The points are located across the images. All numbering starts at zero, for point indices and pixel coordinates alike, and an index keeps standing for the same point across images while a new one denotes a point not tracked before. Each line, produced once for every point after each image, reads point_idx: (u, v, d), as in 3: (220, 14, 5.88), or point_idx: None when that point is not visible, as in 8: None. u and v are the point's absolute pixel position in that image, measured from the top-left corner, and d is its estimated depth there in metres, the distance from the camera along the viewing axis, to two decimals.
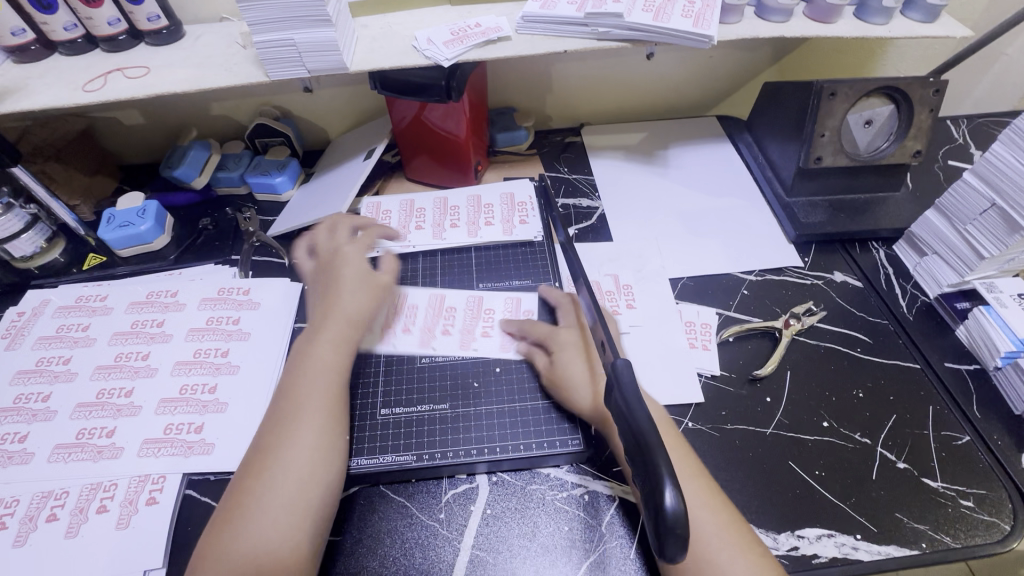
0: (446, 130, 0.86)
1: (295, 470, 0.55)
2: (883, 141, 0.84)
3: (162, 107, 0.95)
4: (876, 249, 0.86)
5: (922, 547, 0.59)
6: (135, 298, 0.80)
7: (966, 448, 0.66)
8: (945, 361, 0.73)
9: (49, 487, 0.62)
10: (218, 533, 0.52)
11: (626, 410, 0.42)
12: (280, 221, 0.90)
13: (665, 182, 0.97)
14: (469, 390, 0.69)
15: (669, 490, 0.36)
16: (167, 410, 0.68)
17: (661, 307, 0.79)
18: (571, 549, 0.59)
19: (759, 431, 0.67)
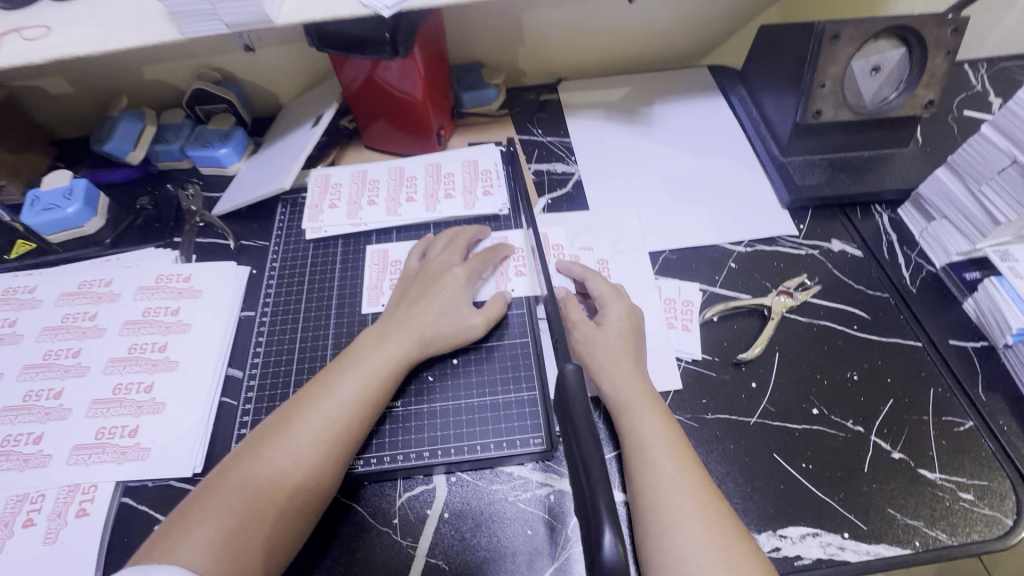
0: (401, 90, 0.76)
1: (311, 451, 0.51)
2: (892, 90, 0.75)
3: (87, 72, 0.85)
4: (879, 213, 0.78)
5: (914, 546, 0.54)
6: (65, 289, 0.73)
7: (968, 434, 0.60)
8: (949, 338, 0.66)
9: None
10: (181, 524, 0.46)
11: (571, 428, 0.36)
12: (226, 198, 0.82)
13: (648, 143, 0.88)
14: (423, 385, 0.63)
15: (606, 532, 0.30)
16: (99, 413, 0.63)
17: (639, 285, 0.72)
18: (535, 555, 0.54)
19: (742, 421, 0.62)
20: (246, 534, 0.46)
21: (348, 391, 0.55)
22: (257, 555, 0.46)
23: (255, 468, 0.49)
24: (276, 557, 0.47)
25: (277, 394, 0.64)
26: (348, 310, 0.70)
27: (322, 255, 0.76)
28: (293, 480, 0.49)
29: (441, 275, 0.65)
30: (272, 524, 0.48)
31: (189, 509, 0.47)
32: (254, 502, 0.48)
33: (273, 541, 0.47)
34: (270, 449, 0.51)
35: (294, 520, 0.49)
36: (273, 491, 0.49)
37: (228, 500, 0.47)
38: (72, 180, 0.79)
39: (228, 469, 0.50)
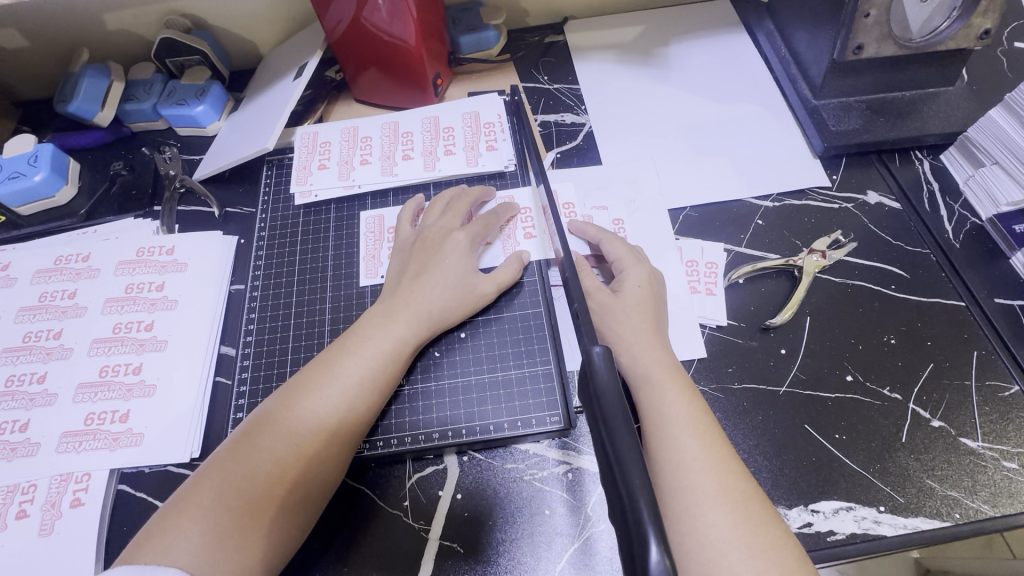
0: (392, 35, 0.68)
1: (312, 441, 0.48)
2: (942, 20, 0.66)
3: (39, 23, 0.76)
4: (920, 159, 0.71)
5: (954, 518, 0.51)
6: (41, 266, 0.68)
7: (1014, 400, 0.56)
8: (994, 297, 0.61)
9: (12, 481, 0.55)
10: (176, 517, 0.44)
11: (604, 419, 0.33)
12: (207, 161, 0.75)
13: (665, 88, 0.80)
14: (430, 361, 0.59)
15: (653, 543, 0.27)
16: (86, 397, 0.59)
17: (658, 245, 0.67)
18: (555, 536, 0.51)
19: (771, 390, 0.58)
20: (243, 532, 0.44)
21: (351, 375, 0.51)
22: (254, 554, 0.44)
23: (252, 460, 0.46)
24: (276, 552, 0.45)
25: (274, 373, 0.60)
26: (345, 280, 0.65)
27: (313, 222, 0.70)
28: (293, 472, 0.47)
29: (443, 243, 0.60)
30: (271, 520, 0.45)
31: (182, 500, 0.45)
32: (250, 497, 0.45)
33: (273, 537, 0.45)
34: (267, 439, 0.47)
35: (294, 515, 0.46)
36: (272, 485, 0.46)
37: (224, 493, 0.45)
38: (36, 145, 0.73)
39: (224, 459, 0.47)
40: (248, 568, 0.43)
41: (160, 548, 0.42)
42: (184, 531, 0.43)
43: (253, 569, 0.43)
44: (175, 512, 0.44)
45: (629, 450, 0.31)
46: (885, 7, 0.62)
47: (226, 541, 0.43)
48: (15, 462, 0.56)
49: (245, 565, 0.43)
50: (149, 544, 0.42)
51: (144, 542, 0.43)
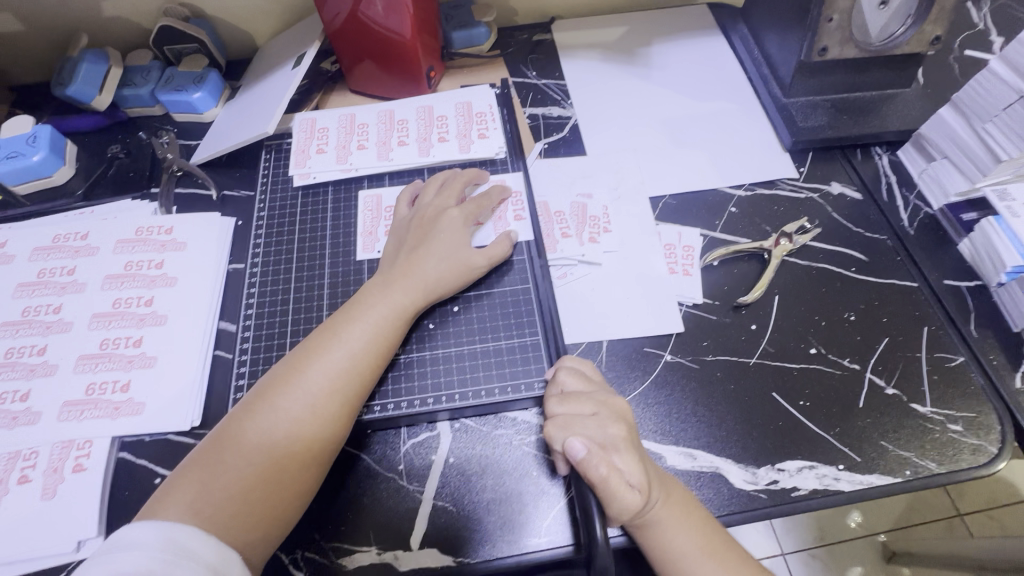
0: (389, 28, 0.72)
1: (325, 400, 0.51)
2: (899, 26, 0.72)
3: (39, 7, 0.78)
4: (879, 155, 0.77)
5: (905, 474, 0.56)
6: (38, 244, 0.69)
7: (959, 369, 0.61)
8: (944, 278, 0.67)
9: (15, 448, 0.56)
10: (199, 472, 0.47)
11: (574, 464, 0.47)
12: (205, 145, 0.77)
13: (647, 85, 0.85)
14: (425, 332, 0.62)
15: None
16: (87, 368, 0.61)
17: (640, 230, 0.71)
18: (542, 494, 0.55)
19: (742, 361, 0.62)
20: (265, 485, 0.48)
21: (356, 340, 0.54)
22: (273, 504, 0.48)
23: (271, 419, 0.50)
24: (296, 505, 0.49)
25: (275, 344, 0.63)
26: (342, 258, 0.68)
27: (311, 203, 0.73)
28: (308, 430, 0.50)
29: (437, 219, 0.63)
30: (292, 474, 0.49)
31: (205, 455, 0.48)
32: (271, 453, 0.49)
33: (294, 489, 0.49)
34: (283, 398, 0.51)
35: (310, 471, 0.50)
36: (291, 443, 0.49)
37: (246, 450, 0.48)
38: (35, 126, 0.74)
39: (243, 417, 0.50)
40: (269, 517, 0.47)
41: (184, 500, 0.46)
42: (206, 486, 0.47)
43: (273, 517, 0.48)
44: (198, 469, 0.48)
45: (581, 471, 0.48)
46: (846, 12, 0.68)
47: (248, 493, 0.47)
48: (17, 429, 0.57)
49: (267, 512, 0.47)
50: (175, 496, 0.46)
51: (169, 495, 0.46)
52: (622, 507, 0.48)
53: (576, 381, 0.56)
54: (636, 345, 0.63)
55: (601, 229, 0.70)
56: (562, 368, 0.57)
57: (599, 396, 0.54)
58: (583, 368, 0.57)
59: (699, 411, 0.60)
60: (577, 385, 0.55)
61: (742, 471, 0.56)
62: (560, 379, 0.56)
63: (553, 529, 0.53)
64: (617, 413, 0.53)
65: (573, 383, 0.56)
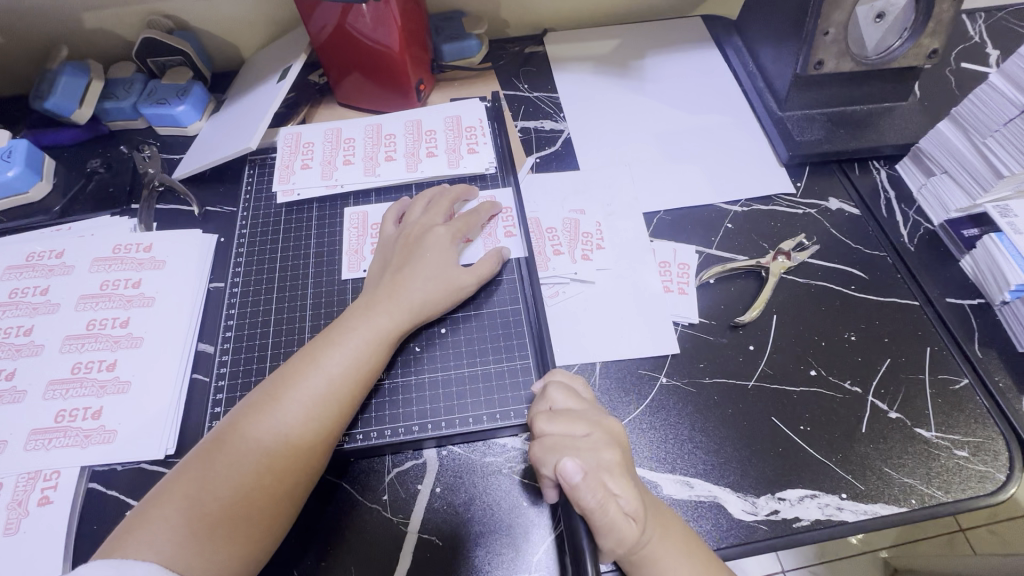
0: (376, 41, 0.70)
1: (301, 429, 0.49)
2: (895, 39, 0.71)
3: (19, 18, 0.76)
4: (877, 169, 0.76)
5: (910, 504, 0.54)
6: (11, 262, 0.67)
7: (963, 392, 0.59)
8: (946, 296, 0.65)
9: None
10: (164, 507, 0.45)
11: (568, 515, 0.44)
12: (186, 160, 0.75)
13: (641, 98, 0.83)
14: (411, 355, 0.60)
15: None
16: (57, 393, 0.58)
17: (634, 246, 0.69)
18: (530, 527, 0.52)
19: (740, 384, 0.60)
20: (233, 522, 0.45)
21: (336, 365, 0.52)
22: (243, 542, 0.45)
23: (242, 449, 0.47)
24: (268, 541, 0.47)
25: (254, 367, 0.60)
26: (327, 275, 0.66)
27: (295, 220, 0.70)
28: (282, 462, 0.47)
29: (423, 238, 0.61)
30: (262, 510, 0.46)
31: (172, 489, 0.46)
32: (241, 486, 0.46)
33: (265, 525, 0.46)
34: (256, 427, 0.48)
35: (284, 505, 0.47)
36: (264, 475, 0.47)
37: (214, 483, 0.46)
38: (12, 140, 0.72)
39: (213, 447, 0.48)
40: (238, 555, 0.45)
41: (147, 538, 0.43)
42: (171, 523, 0.44)
43: (242, 555, 0.45)
44: (162, 504, 0.45)
45: (574, 498, 0.44)
46: (842, 25, 0.67)
47: (215, 530, 0.44)
48: None
49: (236, 550, 0.45)
50: (137, 533, 0.43)
51: (130, 533, 0.43)
52: (614, 537, 0.44)
53: (568, 398, 0.52)
54: (630, 367, 0.61)
55: (595, 245, 0.68)
56: (552, 383, 0.54)
57: (594, 417, 0.51)
58: (575, 386, 0.54)
59: (696, 438, 0.57)
60: (569, 403, 0.52)
61: (742, 500, 0.54)
62: (548, 394, 0.53)
63: (543, 564, 0.51)
64: (610, 435, 0.49)
65: (565, 400, 0.52)
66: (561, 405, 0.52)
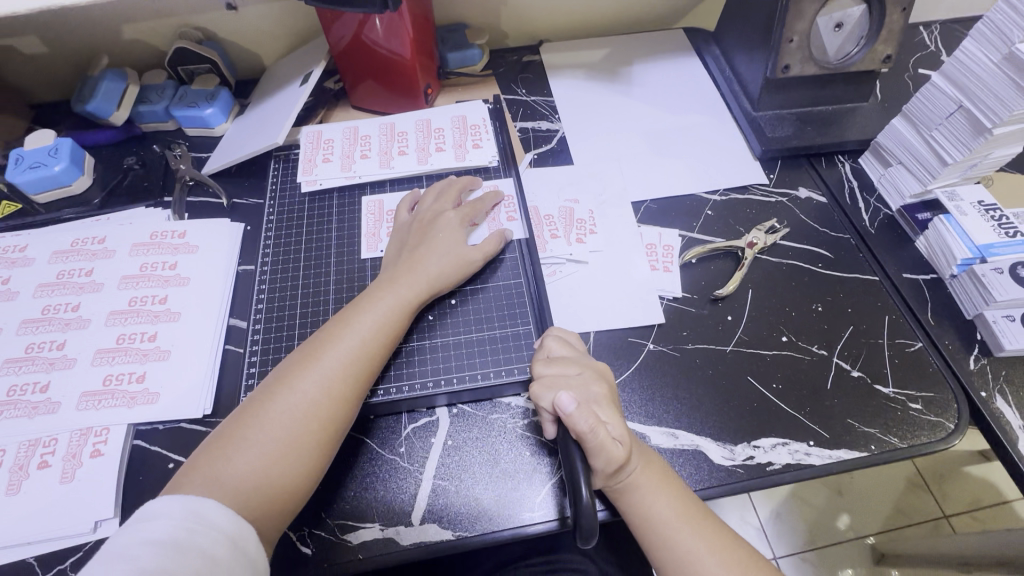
0: (390, 49, 0.78)
1: (340, 382, 0.55)
2: (854, 47, 0.79)
3: (63, 30, 0.84)
4: (842, 162, 0.84)
5: (870, 449, 0.60)
6: (58, 248, 0.73)
7: (918, 354, 0.67)
8: (903, 272, 0.73)
9: (36, 436, 0.60)
10: (219, 449, 0.51)
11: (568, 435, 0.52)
12: (216, 156, 0.82)
13: (629, 101, 0.92)
14: (425, 323, 0.66)
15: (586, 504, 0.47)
16: (104, 361, 0.64)
17: (623, 231, 0.76)
18: (533, 473, 0.59)
19: (719, 349, 0.67)
20: (284, 461, 0.51)
21: (365, 329, 0.59)
22: (289, 479, 0.51)
23: (290, 399, 0.54)
24: (310, 480, 0.53)
25: (283, 338, 0.67)
26: (347, 256, 0.73)
27: (317, 208, 0.78)
28: (324, 410, 0.54)
29: (435, 221, 0.69)
30: (309, 451, 0.52)
31: (225, 435, 0.52)
32: (291, 430, 0.52)
33: (308, 466, 0.52)
34: (301, 380, 0.55)
35: (323, 448, 0.53)
36: (306, 422, 0.53)
37: (267, 428, 0.52)
38: (57, 140, 0.79)
39: (262, 399, 0.54)
40: (285, 489, 0.51)
41: (206, 474, 0.49)
42: (226, 463, 0.50)
43: (289, 491, 0.51)
44: (217, 447, 0.51)
45: (569, 423, 0.51)
46: (805, 34, 0.75)
47: (265, 468, 0.50)
48: (37, 418, 0.60)
49: (283, 486, 0.51)
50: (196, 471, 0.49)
51: (190, 471, 0.50)
52: (606, 457, 0.51)
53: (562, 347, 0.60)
54: (621, 335, 0.68)
55: (588, 230, 0.76)
56: (549, 335, 0.61)
57: (584, 362, 0.59)
58: (569, 337, 0.61)
59: (681, 395, 0.64)
60: (564, 352, 0.60)
61: (721, 448, 0.61)
62: (547, 344, 0.60)
63: (544, 504, 0.57)
64: (599, 374, 0.58)
65: (560, 349, 0.60)
66: (558, 353, 0.60)
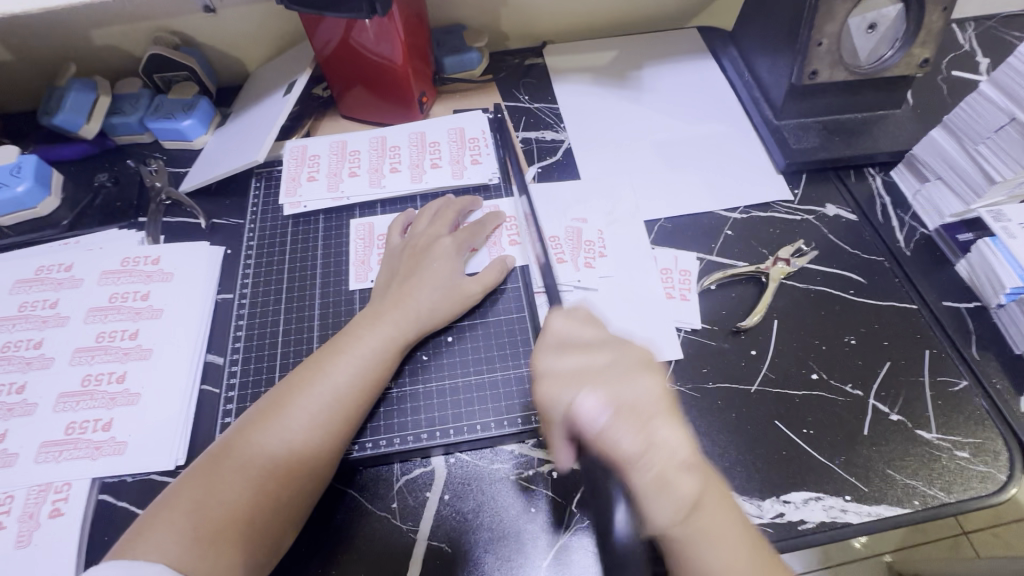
0: (380, 56, 0.71)
1: (307, 435, 0.50)
2: (887, 49, 0.72)
3: (29, 37, 0.77)
4: (873, 176, 0.77)
5: (914, 505, 0.54)
6: (21, 276, 0.67)
7: (963, 394, 0.60)
8: (943, 300, 0.66)
9: None
10: (170, 510, 0.45)
11: None
12: (194, 174, 0.76)
13: (640, 108, 0.85)
14: (418, 363, 0.61)
15: None
16: (67, 406, 0.59)
17: (636, 254, 0.70)
18: (535, 533, 0.53)
19: (743, 388, 0.61)
20: (239, 528, 0.45)
21: (343, 374, 0.53)
22: (248, 547, 0.46)
23: (252, 455, 0.48)
24: (274, 548, 0.47)
25: (263, 378, 0.61)
26: (334, 285, 0.67)
27: (302, 231, 0.71)
28: (289, 469, 0.48)
29: (430, 249, 0.63)
30: (268, 514, 0.47)
31: (178, 494, 0.47)
32: (249, 490, 0.47)
33: (271, 531, 0.47)
34: (264, 433, 0.49)
35: (288, 510, 0.48)
36: (267, 480, 0.48)
37: (224, 488, 0.47)
38: (20, 155, 0.72)
39: (221, 453, 0.49)
40: (245, 560, 0.45)
41: (155, 541, 0.44)
42: (176, 528, 0.44)
43: (249, 561, 0.45)
44: (168, 508, 0.46)
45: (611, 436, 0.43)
46: (835, 36, 0.68)
47: (221, 534, 0.45)
48: None
49: (242, 555, 0.45)
50: (142, 536, 0.44)
51: (138, 536, 0.44)
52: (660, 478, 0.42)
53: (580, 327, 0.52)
54: None
55: (597, 254, 0.69)
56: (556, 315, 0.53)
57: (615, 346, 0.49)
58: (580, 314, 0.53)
59: (701, 442, 0.58)
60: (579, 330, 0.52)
61: (748, 504, 0.55)
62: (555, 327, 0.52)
63: (550, 570, 0.51)
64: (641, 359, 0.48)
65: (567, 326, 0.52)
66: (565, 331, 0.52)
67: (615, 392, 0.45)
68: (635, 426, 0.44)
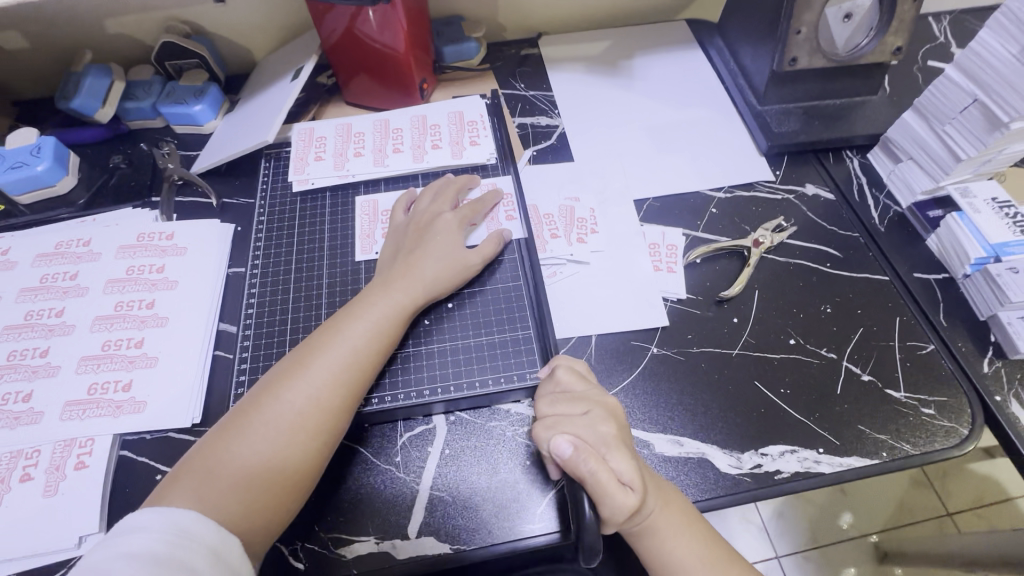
0: (383, 44, 0.75)
1: (326, 392, 0.53)
2: (863, 37, 0.77)
3: (45, 25, 0.81)
4: (850, 158, 0.81)
5: (882, 456, 0.59)
6: (41, 250, 0.71)
7: (930, 357, 0.65)
8: (914, 272, 0.71)
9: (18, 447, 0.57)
10: (203, 462, 0.49)
11: None
12: (206, 155, 0.80)
13: (630, 95, 0.89)
14: (421, 328, 0.64)
15: None
16: (89, 368, 0.62)
17: (625, 230, 0.74)
18: (534, 483, 0.57)
19: (725, 352, 0.65)
20: (267, 475, 0.49)
21: (357, 335, 0.56)
22: (276, 493, 0.49)
23: (276, 410, 0.51)
24: (299, 495, 0.51)
25: (274, 343, 0.65)
26: (340, 258, 0.71)
27: (309, 209, 0.75)
28: (310, 423, 0.52)
29: (433, 223, 0.66)
30: (292, 463, 0.50)
31: (209, 447, 0.50)
32: (276, 442, 0.50)
33: (296, 479, 0.50)
34: (287, 389, 0.53)
35: (311, 461, 0.51)
36: (293, 433, 0.51)
37: (252, 440, 0.50)
38: (40, 138, 0.77)
39: (247, 410, 0.52)
40: (272, 504, 0.49)
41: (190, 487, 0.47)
42: (209, 477, 0.48)
43: (277, 505, 0.49)
44: (201, 459, 0.49)
45: (572, 469, 0.48)
46: (813, 24, 0.72)
47: (251, 481, 0.49)
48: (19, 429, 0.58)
49: (270, 499, 0.49)
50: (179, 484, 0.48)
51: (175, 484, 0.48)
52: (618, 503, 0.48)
53: (574, 379, 0.56)
54: (623, 339, 0.66)
55: (589, 230, 0.73)
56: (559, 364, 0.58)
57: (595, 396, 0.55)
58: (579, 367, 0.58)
59: (686, 402, 0.62)
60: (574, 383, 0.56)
61: (729, 456, 0.59)
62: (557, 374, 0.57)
63: (547, 516, 0.55)
64: (608, 413, 0.54)
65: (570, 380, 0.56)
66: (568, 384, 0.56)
67: (578, 434, 0.52)
68: (594, 457, 0.49)
